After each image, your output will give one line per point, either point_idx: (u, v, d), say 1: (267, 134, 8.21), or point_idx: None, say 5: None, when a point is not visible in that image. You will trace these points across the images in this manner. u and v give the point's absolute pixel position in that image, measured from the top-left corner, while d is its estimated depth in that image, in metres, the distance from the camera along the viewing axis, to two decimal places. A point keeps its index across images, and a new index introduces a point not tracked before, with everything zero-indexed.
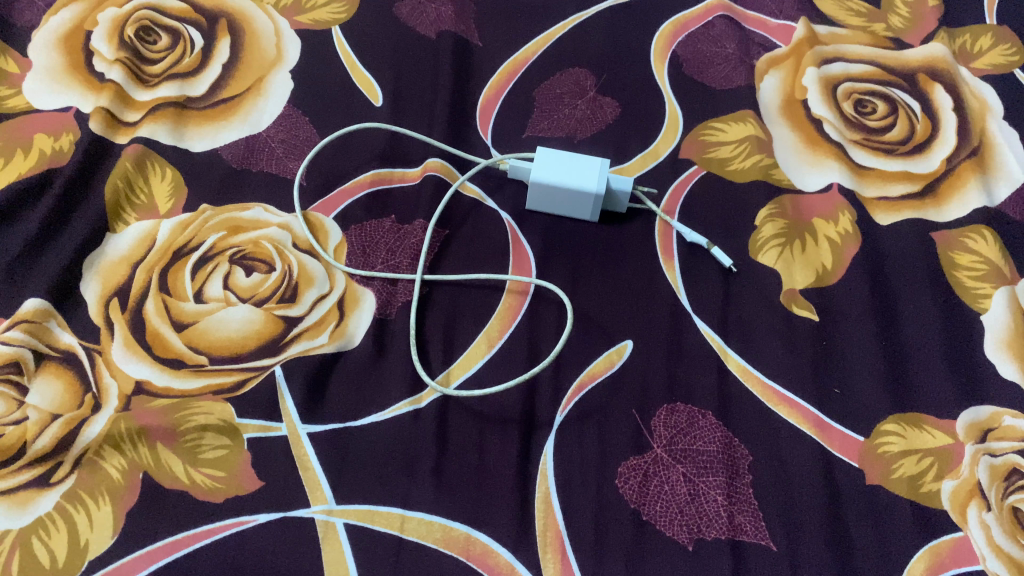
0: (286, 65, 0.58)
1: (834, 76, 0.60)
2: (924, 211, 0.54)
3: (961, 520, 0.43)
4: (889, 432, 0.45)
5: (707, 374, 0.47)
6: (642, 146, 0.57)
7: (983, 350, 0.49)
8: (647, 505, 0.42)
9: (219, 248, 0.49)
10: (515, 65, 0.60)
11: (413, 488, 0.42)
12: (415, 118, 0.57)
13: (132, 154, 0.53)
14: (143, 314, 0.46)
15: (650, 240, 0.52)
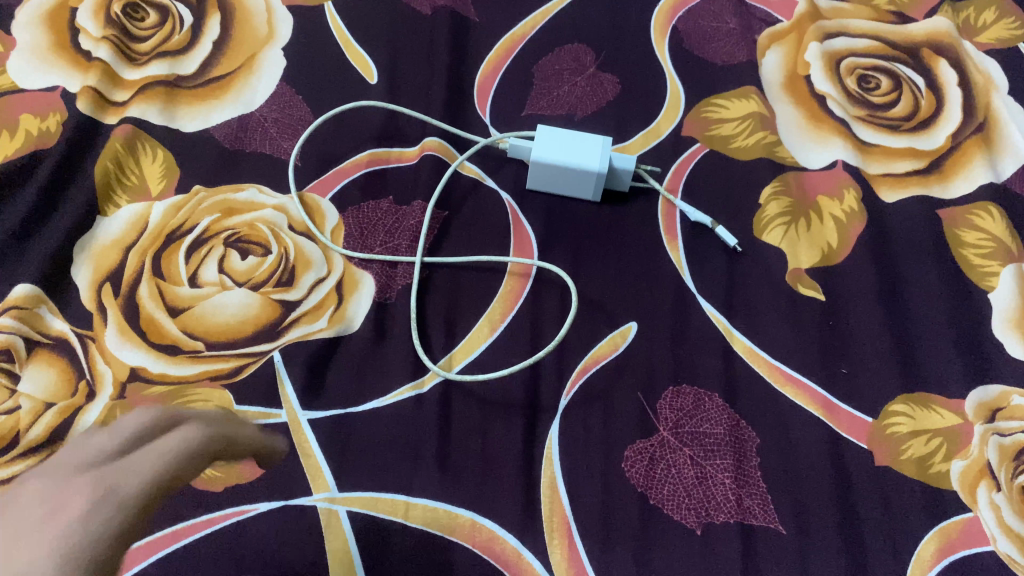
0: (278, 42, 0.57)
1: (837, 51, 0.59)
2: (930, 188, 0.53)
3: (970, 501, 0.42)
4: (897, 412, 0.45)
5: (713, 356, 0.46)
6: (644, 124, 0.56)
7: (990, 329, 0.48)
8: (654, 489, 0.42)
9: (213, 231, 0.47)
10: (513, 40, 0.59)
11: (420, 473, 0.41)
12: (411, 97, 0.56)
13: (122, 135, 0.51)
14: (137, 299, 0.45)
15: (654, 220, 0.51)
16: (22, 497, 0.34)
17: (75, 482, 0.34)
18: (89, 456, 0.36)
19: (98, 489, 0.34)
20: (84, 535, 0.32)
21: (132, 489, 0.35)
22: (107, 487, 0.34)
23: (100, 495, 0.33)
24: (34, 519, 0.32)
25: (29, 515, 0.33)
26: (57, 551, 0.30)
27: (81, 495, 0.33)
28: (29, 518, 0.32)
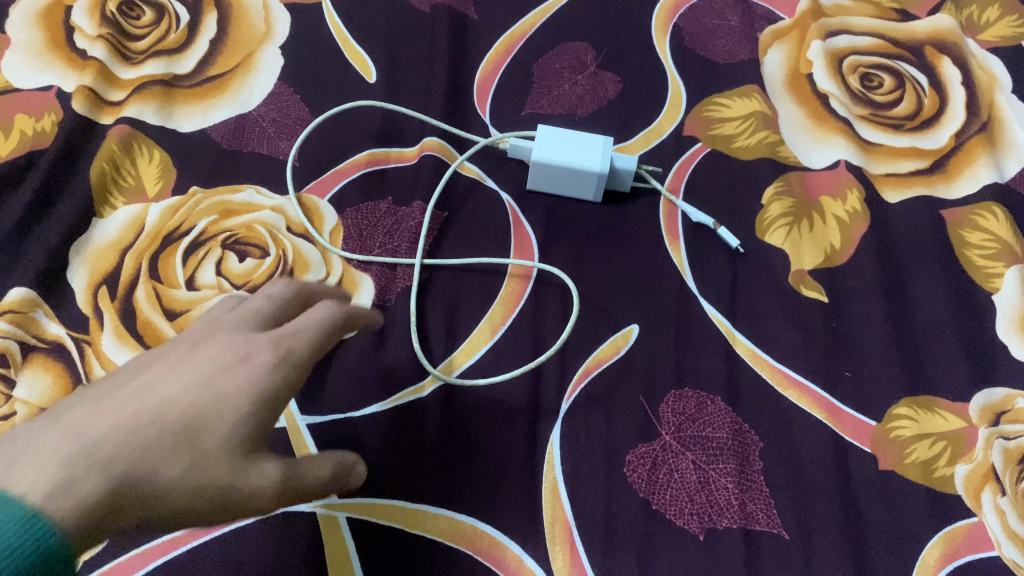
0: (276, 40, 0.56)
1: (840, 49, 0.58)
2: (933, 188, 0.53)
3: (975, 506, 0.42)
4: (901, 416, 0.44)
5: (716, 359, 0.46)
6: (645, 124, 0.55)
7: (995, 331, 0.47)
8: (657, 495, 0.41)
9: (210, 233, 0.47)
10: (513, 38, 0.58)
11: (421, 478, 0.41)
12: (410, 96, 0.55)
13: (118, 135, 0.51)
14: (134, 302, 0.45)
15: (655, 221, 0.51)
16: (214, 337, 0.32)
17: (253, 339, 0.31)
18: (253, 313, 0.33)
19: (251, 351, 0.31)
20: (259, 396, 0.30)
21: (302, 350, 0.32)
22: (274, 346, 0.31)
23: (270, 360, 0.31)
24: (222, 364, 0.30)
25: (215, 361, 0.30)
26: (256, 392, 0.30)
27: (264, 359, 0.31)
28: (217, 357, 0.30)
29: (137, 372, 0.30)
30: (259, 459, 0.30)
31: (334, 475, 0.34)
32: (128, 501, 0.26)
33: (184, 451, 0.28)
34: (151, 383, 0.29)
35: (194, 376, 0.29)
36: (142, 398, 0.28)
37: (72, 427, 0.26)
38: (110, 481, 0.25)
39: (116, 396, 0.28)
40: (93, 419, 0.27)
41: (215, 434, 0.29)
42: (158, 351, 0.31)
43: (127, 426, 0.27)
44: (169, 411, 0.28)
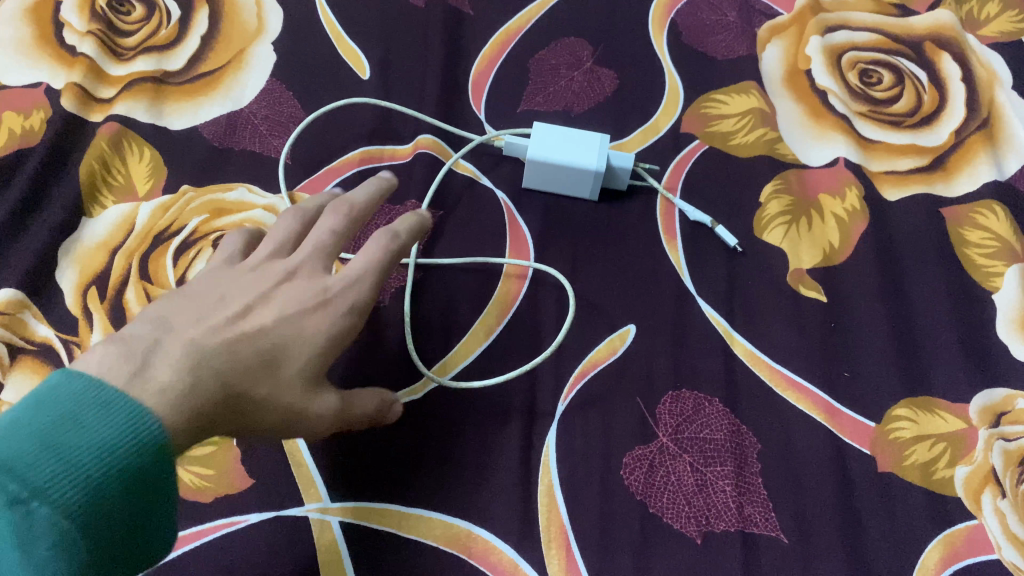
0: (268, 36, 0.56)
1: (839, 45, 0.58)
2: (933, 185, 0.52)
3: (976, 508, 0.41)
4: (901, 417, 0.44)
5: (713, 359, 0.45)
6: (642, 120, 0.54)
7: (995, 331, 0.47)
8: (654, 498, 0.41)
9: (202, 233, 0.47)
10: (509, 34, 0.57)
11: (415, 481, 0.41)
12: (404, 93, 0.55)
13: (108, 133, 0.50)
14: (124, 303, 0.44)
15: (653, 219, 0.50)
16: (293, 272, 0.35)
17: (329, 281, 0.36)
18: (327, 248, 0.37)
19: (328, 291, 0.35)
20: (332, 337, 0.34)
21: (368, 295, 0.36)
22: (348, 291, 0.36)
23: (344, 305, 0.35)
24: (304, 303, 0.34)
25: (295, 296, 0.34)
26: (330, 334, 0.34)
27: (338, 306, 0.35)
28: (300, 296, 0.34)
29: (229, 296, 0.33)
30: (323, 390, 0.34)
31: (379, 410, 0.39)
32: (225, 416, 0.31)
33: (268, 377, 0.32)
34: (243, 308, 0.33)
35: (281, 310, 0.34)
36: (238, 326, 0.32)
37: (188, 347, 0.30)
38: (205, 398, 0.30)
39: (215, 318, 0.32)
40: (202, 340, 0.31)
41: (294, 365, 0.33)
42: (242, 275, 0.35)
43: (227, 350, 0.31)
44: (261, 339, 0.32)
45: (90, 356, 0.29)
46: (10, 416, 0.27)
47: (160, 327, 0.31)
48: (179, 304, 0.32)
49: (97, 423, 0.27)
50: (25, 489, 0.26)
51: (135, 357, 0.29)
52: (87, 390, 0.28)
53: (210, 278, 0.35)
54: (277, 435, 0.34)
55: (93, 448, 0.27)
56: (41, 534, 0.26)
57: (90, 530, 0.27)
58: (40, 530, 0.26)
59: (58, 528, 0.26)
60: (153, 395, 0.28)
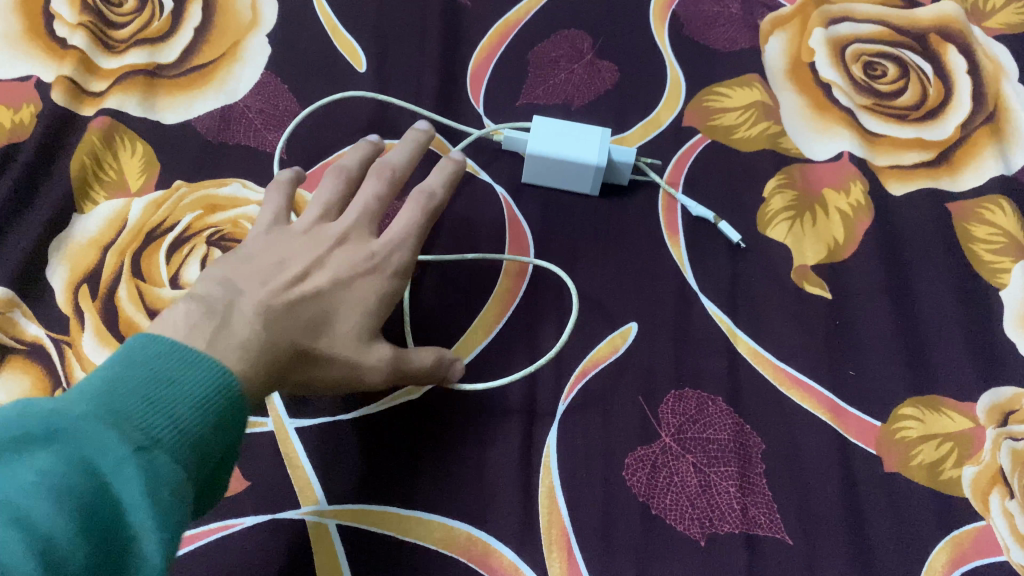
0: (263, 29, 0.55)
1: (842, 38, 0.57)
2: (938, 180, 0.52)
3: (983, 509, 0.41)
4: (907, 416, 0.43)
5: (716, 357, 0.45)
6: (643, 114, 0.54)
7: (1003, 328, 0.46)
8: (656, 499, 0.40)
9: (195, 229, 0.46)
10: (508, 25, 0.56)
11: (415, 482, 0.40)
12: (402, 86, 0.54)
13: (99, 127, 0.49)
14: (115, 302, 0.43)
15: (654, 215, 0.49)
16: (342, 236, 0.38)
17: (375, 245, 0.39)
18: (370, 211, 0.40)
19: (375, 256, 0.38)
20: (381, 298, 0.38)
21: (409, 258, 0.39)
22: (393, 254, 0.39)
23: (390, 269, 0.38)
24: (354, 265, 0.37)
25: (346, 260, 0.37)
26: (378, 296, 0.37)
27: (383, 269, 0.38)
28: (350, 259, 0.37)
29: (288, 260, 0.36)
30: (376, 343, 0.37)
31: (435, 365, 0.39)
32: (293, 371, 0.34)
33: (325, 335, 0.35)
34: (301, 271, 0.36)
35: (334, 272, 0.37)
36: (298, 289, 0.35)
37: (257, 309, 0.34)
38: (273, 355, 0.33)
39: (277, 279, 0.35)
40: (269, 302, 0.34)
41: (348, 323, 0.36)
42: (296, 239, 0.38)
43: (289, 312, 0.34)
44: (319, 301, 0.36)
45: (173, 317, 0.33)
46: (98, 381, 0.29)
47: (231, 290, 0.34)
48: (243, 268, 0.36)
49: (193, 376, 0.30)
50: (147, 437, 0.28)
51: (214, 318, 0.33)
52: (175, 350, 0.31)
53: (268, 240, 0.37)
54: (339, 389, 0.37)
55: (195, 397, 0.29)
56: (165, 477, 0.27)
57: (192, 481, 0.29)
58: (163, 473, 0.27)
59: (181, 466, 0.28)
60: (233, 351, 0.32)
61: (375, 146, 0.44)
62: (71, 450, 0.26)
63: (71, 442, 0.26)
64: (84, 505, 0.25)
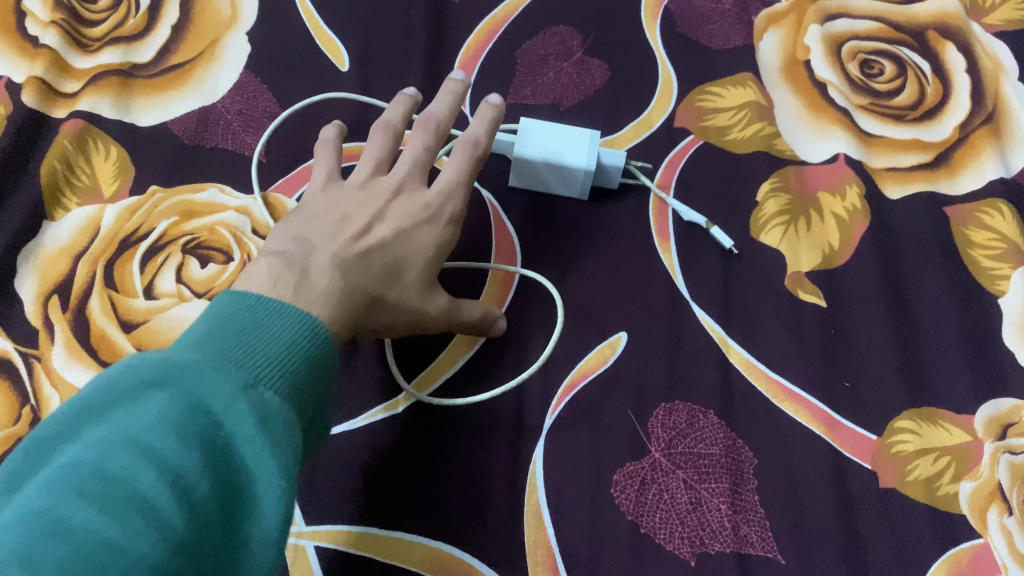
0: (242, 26, 0.53)
1: (839, 34, 0.55)
2: (936, 183, 0.50)
3: (981, 526, 0.40)
4: (903, 429, 0.42)
5: (708, 369, 0.44)
6: (634, 114, 0.52)
7: (1001, 337, 0.45)
8: (646, 517, 0.39)
9: (170, 237, 0.44)
10: (496, 22, 0.55)
11: (405, 503, 0.39)
12: (386, 86, 0.52)
13: (71, 131, 0.48)
14: (87, 313, 0.42)
15: (645, 219, 0.48)
16: (396, 189, 0.40)
17: (429, 196, 0.40)
18: (420, 163, 0.41)
19: (430, 205, 0.40)
20: (440, 245, 0.39)
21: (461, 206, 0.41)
22: (446, 203, 0.40)
23: (446, 216, 0.40)
24: (412, 216, 0.39)
25: (405, 212, 0.39)
26: (436, 244, 0.39)
27: (438, 216, 0.40)
28: (407, 210, 0.39)
29: (351, 215, 0.37)
30: (435, 291, 0.39)
31: (482, 318, 0.41)
32: (372, 317, 0.36)
33: (395, 283, 0.37)
34: (366, 224, 0.37)
35: (394, 223, 0.38)
36: (366, 240, 0.36)
37: (334, 260, 0.35)
38: (354, 303, 0.34)
39: (345, 233, 0.36)
40: (343, 255, 0.35)
41: (414, 271, 0.38)
42: (355, 195, 0.39)
43: (361, 262, 0.36)
44: (386, 251, 0.37)
45: (254, 271, 0.34)
46: (195, 334, 0.29)
47: (305, 246, 0.35)
48: (311, 224, 0.37)
49: (282, 322, 0.30)
50: (250, 375, 0.27)
51: (294, 270, 0.34)
52: (259, 303, 0.31)
53: (326, 199, 0.39)
54: (405, 334, 0.39)
55: (287, 342, 0.30)
56: (274, 410, 0.27)
57: (297, 421, 0.29)
58: (271, 409, 0.27)
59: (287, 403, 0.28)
60: (319, 297, 0.33)
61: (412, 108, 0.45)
62: (183, 389, 0.26)
63: (183, 381, 0.26)
64: (204, 439, 0.25)
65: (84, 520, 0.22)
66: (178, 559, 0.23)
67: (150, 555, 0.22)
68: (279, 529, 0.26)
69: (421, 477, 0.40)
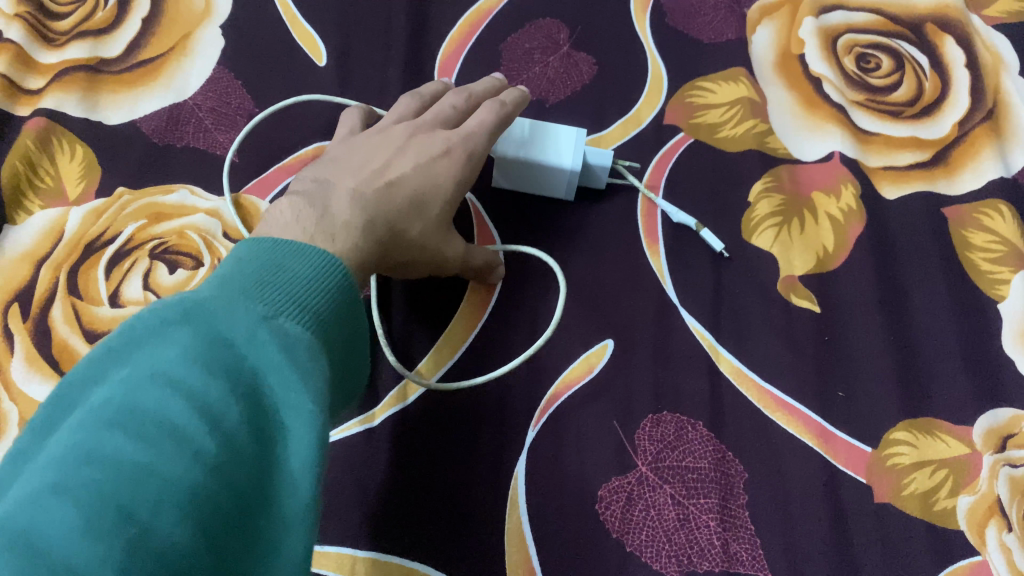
0: (216, 19, 0.51)
1: (834, 27, 0.53)
2: (934, 183, 0.48)
3: (979, 543, 0.38)
4: (899, 441, 0.41)
5: (697, 379, 0.42)
6: (623, 112, 0.50)
7: (1001, 345, 0.43)
8: (631, 535, 0.38)
9: (137, 241, 0.43)
10: (480, 14, 0.53)
11: (382, 520, 0.38)
12: (365, 81, 0.50)
13: (34, 129, 0.46)
14: (49, 322, 0.41)
15: (633, 221, 0.46)
16: (416, 130, 0.38)
17: (449, 136, 0.38)
18: (446, 112, 0.40)
19: (450, 144, 0.38)
20: (459, 182, 0.38)
21: (484, 143, 0.39)
22: (467, 142, 0.38)
23: (466, 153, 0.38)
24: (431, 154, 0.37)
25: (426, 149, 0.37)
26: (456, 181, 0.37)
27: (459, 153, 0.38)
28: (427, 148, 0.38)
29: (371, 155, 0.36)
30: (451, 234, 0.38)
31: (486, 263, 0.41)
32: (392, 252, 0.35)
33: (417, 218, 0.36)
34: (385, 162, 0.36)
35: (414, 159, 0.37)
36: (386, 176, 0.36)
37: (353, 194, 0.34)
38: (377, 235, 0.33)
39: (365, 170, 0.36)
40: (362, 189, 0.34)
41: (433, 207, 0.37)
42: (373, 139, 0.38)
43: (382, 197, 0.35)
44: (406, 186, 0.36)
45: (277, 209, 0.33)
46: (214, 276, 0.28)
47: (324, 183, 0.35)
48: (332, 166, 0.36)
49: (298, 258, 0.29)
50: (269, 308, 0.26)
51: (314, 205, 0.33)
52: (278, 245, 0.30)
53: (345, 146, 0.38)
54: (423, 273, 0.39)
55: (309, 279, 0.28)
56: (297, 341, 0.26)
57: (325, 354, 0.27)
58: (296, 340, 0.26)
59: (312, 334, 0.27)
60: (340, 227, 0.32)
61: (446, 83, 0.44)
62: (203, 325, 0.25)
63: (204, 316, 0.25)
64: (230, 374, 0.24)
65: (117, 450, 0.21)
66: (216, 481, 0.22)
67: (187, 477, 0.21)
68: (315, 453, 0.24)
69: (414, 489, 0.39)
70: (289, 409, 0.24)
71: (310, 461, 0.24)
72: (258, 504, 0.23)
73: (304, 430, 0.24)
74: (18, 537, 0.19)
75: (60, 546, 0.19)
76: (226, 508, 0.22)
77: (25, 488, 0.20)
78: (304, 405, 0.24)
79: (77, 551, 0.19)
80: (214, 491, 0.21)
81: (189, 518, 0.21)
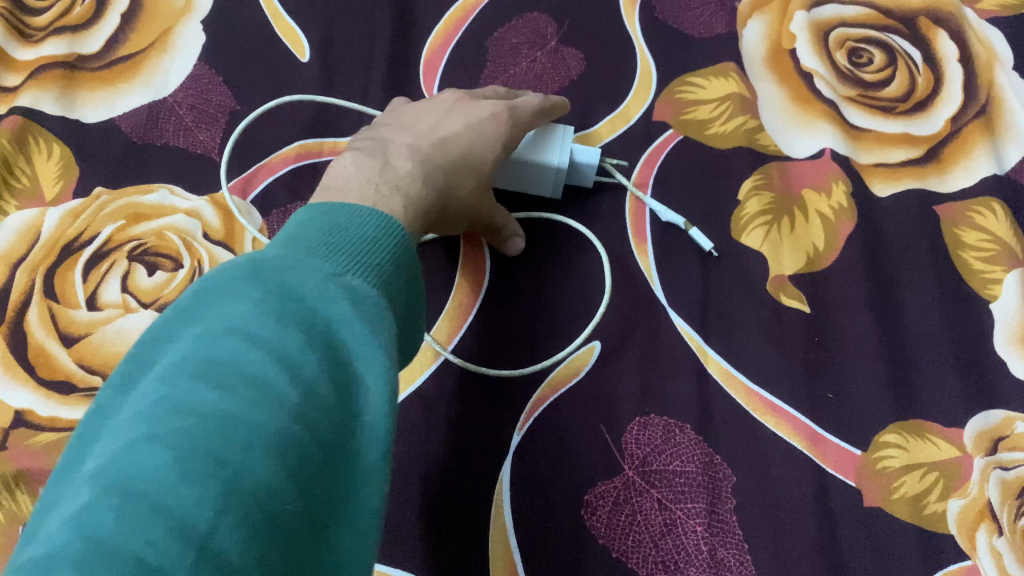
0: (197, 14, 0.50)
1: (826, 20, 0.52)
2: (926, 180, 0.48)
3: (969, 547, 0.38)
4: (889, 444, 0.40)
5: (685, 381, 0.41)
6: (611, 108, 0.50)
7: (993, 345, 0.43)
8: (618, 541, 0.38)
9: (116, 243, 0.42)
10: (466, 8, 0.52)
11: None
12: (348, 77, 0.49)
13: (10, 127, 0.45)
14: (25, 326, 0.40)
15: (621, 221, 0.46)
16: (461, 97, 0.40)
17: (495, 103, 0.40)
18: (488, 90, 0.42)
19: (497, 108, 0.39)
20: (506, 143, 0.39)
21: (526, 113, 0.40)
22: (511, 108, 0.39)
23: (511, 117, 0.39)
24: (480, 115, 0.38)
25: (475, 110, 0.39)
26: (502, 142, 0.39)
27: (506, 116, 0.39)
28: (474, 109, 0.39)
29: (423, 118, 0.38)
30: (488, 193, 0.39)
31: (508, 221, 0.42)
32: (446, 202, 0.36)
33: (468, 172, 0.37)
34: (437, 121, 0.38)
35: (464, 119, 0.38)
36: (440, 134, 0.37)
37: (411, 147, 0.35)
38: (433, 186, 0.35)
39: (419, 128, 0.37)
40: (418, 144, 0.36)
41: (482, 163, 0.38)
42: (422, 106, 0.39)
43: (436, 152, 0.36)
44: (459, 142, 0.37)
45: (340, 162, 0.34)
46: (279, 239, 0.28)
47: (381, 140, 0.36)
48: (387, 127, 0.37)
49: (359, 219, 0.29)
50: (337, 266, 0.27)
51: (375, 157, 0.34)
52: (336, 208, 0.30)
53: (395, 113, 0.39)
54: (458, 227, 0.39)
55: (371, 237, 0.29)
56: (365, 296, 0.26)
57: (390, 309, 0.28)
58: (364, 295, 0.26)
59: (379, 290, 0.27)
60: (403, 177, 0.33)
61: None
62: (275, 281, 0.25)
63: (275, 274, 0.25)
64: (306, 326, 0.24)
65: (203, 398, 0.21)
66: (301, 425, 0.22)
67: (274, 423, 0.21)
68: (389, 403, 0.25)
69: (399, 492, 0.39)
70: (364, 359, 0.25)
71: (386, 412, 0.24)
72: (339, 452, 0.23)
73: (378, 380, 0.25)
74: (118, 481, 0.19)
75: (158, 486, 0.19)
76: (314, 454, 0.22)
77: (116, 437, 0.21)
78: (378, 358, 0.25)
79: (175, 491, 0.19)
80: (301, 436, 0.22)
81: (280, 461, 0.21)
